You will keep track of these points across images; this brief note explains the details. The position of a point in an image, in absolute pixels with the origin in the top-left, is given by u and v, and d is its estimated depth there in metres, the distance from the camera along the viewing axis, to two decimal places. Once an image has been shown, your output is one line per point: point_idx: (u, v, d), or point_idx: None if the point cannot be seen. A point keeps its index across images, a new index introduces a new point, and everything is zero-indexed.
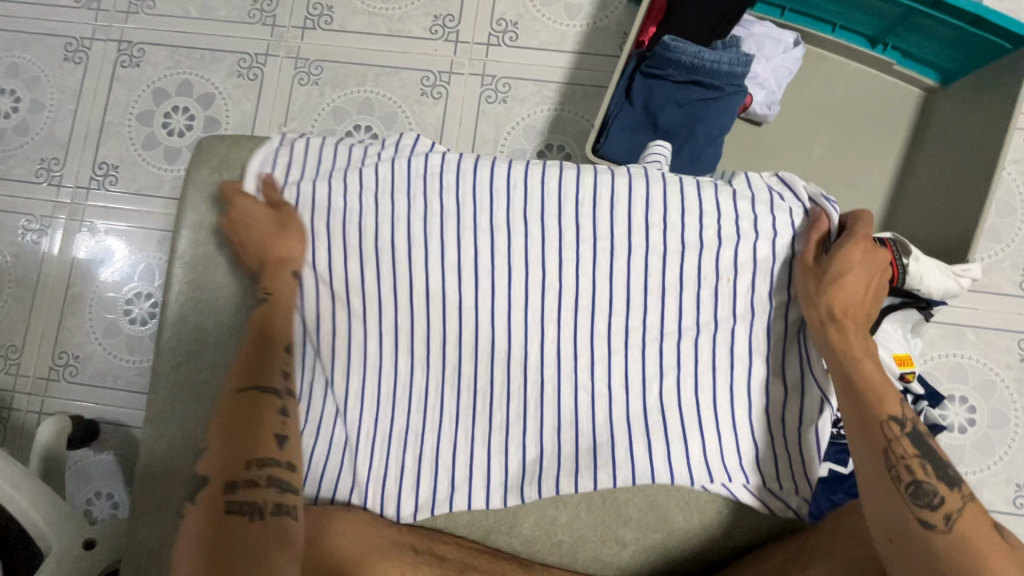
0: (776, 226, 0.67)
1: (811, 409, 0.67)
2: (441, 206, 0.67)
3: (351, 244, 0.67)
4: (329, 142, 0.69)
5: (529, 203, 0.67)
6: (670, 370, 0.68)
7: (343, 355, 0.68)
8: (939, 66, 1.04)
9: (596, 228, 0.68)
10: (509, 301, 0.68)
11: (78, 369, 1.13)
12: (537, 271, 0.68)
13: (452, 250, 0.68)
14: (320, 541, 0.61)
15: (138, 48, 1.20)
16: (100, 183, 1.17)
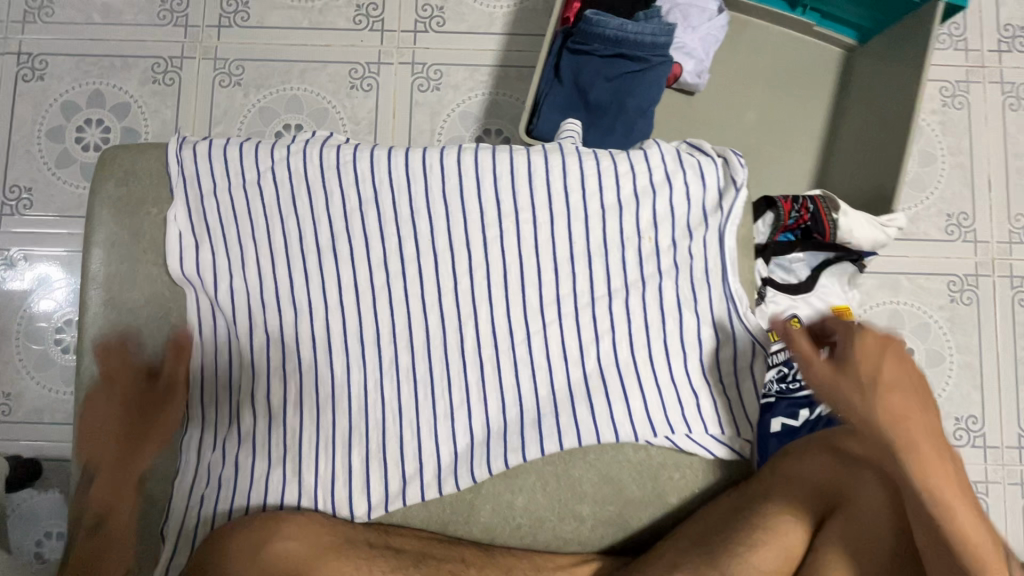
0: (688, 176, 0.62)
1: (743, 354, 0.63)
2: (356, 194, 0.63)
3: (271, 244, 0.63)
4: (236, 143, 0.64)
5: (447, 182, 0.63)
6: (605, 334, 0.64)
7: (275, 361, 0.64)
8: (856, 24, 1.07)
9: (516, 200, 0.63)
10: (439, 285, 0.64)
11: (11, 407, 1.06)
12: (463, 248, 0.63)
13: (375, 238, 0.63)
14: (266, 546, 0.58)
15: (39, 60, 1.12)
16: (13, 208, 1.10)
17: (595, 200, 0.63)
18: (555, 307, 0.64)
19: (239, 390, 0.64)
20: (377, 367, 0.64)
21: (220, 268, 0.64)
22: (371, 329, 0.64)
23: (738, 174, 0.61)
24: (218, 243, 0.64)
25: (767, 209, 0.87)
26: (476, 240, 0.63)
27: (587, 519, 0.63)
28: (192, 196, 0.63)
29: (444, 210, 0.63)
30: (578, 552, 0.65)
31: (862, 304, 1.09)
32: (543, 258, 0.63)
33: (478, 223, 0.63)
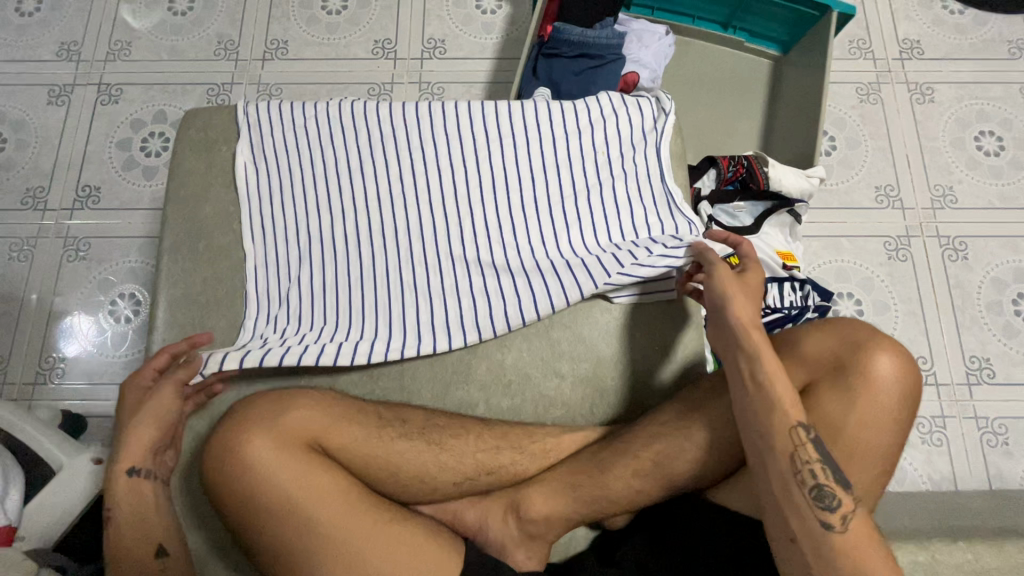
0: (632, 108, 0.82)
1: (683, 229, 0.79)
2: (379, 128, 0.82)
3: (311, 167, 0.81)
4: (282, 102, 0.84)
5: (444, 119, 0.82)
6: (573, 225, 0.79)
7: (311, 255, 0.79)
8: (777, 38, 1.32)
9: (498, 128, 0.81)
10: (442, 193, 0.80)
11: (66, 370, 1.20)
12: (461, 165, 0.81)
13: (392, 160, 0.81)
14: (286, 412, 0.68)
15: (116, 88, 1.38)
16: (83, 203, 1.30)
17: (560, 127, 0.81)
18: (534, 207, 0.80)
19: (279, 280, 0.78)
20: (393, 258, 0.78)
21: (270, 186, 0.81)
22: (388, 229, 0.79)
23: (666, 105, 0.82)
24: (269, 168, 0.81)
25: (709, 166, 1.09)
26: (470, 158, 0.81)
27: (566, 379, 0.77)
28: (252, 136, 0.82)
29: (445, 138, 0.81)
30: (560, 412, 0.77)
31: (810, 262, 1.26)
32: (523, 170, 0.80)
33: (472, 145, 0.81)
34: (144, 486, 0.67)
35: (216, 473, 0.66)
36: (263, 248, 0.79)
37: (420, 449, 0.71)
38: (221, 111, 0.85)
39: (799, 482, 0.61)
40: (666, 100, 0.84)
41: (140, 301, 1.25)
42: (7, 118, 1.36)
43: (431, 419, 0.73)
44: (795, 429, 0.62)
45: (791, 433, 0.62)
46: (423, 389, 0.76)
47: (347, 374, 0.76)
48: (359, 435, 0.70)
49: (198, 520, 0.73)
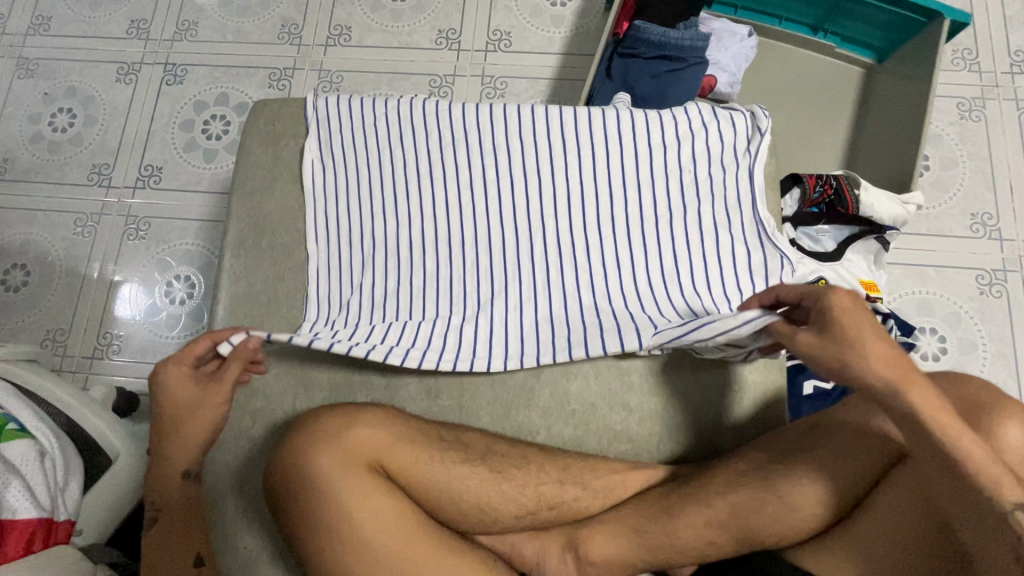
0: (724, 124, 0.76)
1: (772, 262, 0.72)
2: (451, 130, 0.78)
3: (380, 167, 0.78)
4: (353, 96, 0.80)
5: (521, 125, 0.77)
6: (652, 249, 0.74)
7: (377, 263, 0.77)
8: (873, 45, 1.21)
9: (578, 139, 0.77)
10: (515, 204, 0.76)
11: (121, 347, 1.22)
12: (536, 175, 0.76)
13: (463, 166, 0.77)
14: (347, 432, 0.65)
15: (181, 69, 1.38)
16: (145, 183, 1.32)
17: (644, 142, 0.76)
18: (613, 225, 0.75)
19: (342, 284, 0.76)
20: (460, 270, 0.75)
21: (337, 186, 0.78)
22: (456, 238, 0.76)
23: (762, 122, 0.75)
24: (337, 167, 0.79)
25: (794, 184, 1.00)
26: (546, 170, 0.76)
27: (634, 411, 0.72)
28: (322, 134, 0.80)
29: (520, 145, 0.77)
30: (625, 445, 0.73)
31: (891, 292, 1.17)
32: (601, 185, 0.76)
33: (547, 154, 0.76)
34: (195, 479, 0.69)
35: (283, 489, 0.65)
36: (328, 250, 0.77)
37: (480, 479, 0.67)
38: (293, 105, 0.83)
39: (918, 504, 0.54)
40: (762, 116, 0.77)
41: (195, 284, 1.26)
42: (78, 93, 1.39)
43: (492, 440, 0.69)
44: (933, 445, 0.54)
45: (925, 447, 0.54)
46: (483, 410, 0.73)
47: (405, 388, 0.73)
48: (421, 458, 0.67)
49: (253, 526, 0.71)
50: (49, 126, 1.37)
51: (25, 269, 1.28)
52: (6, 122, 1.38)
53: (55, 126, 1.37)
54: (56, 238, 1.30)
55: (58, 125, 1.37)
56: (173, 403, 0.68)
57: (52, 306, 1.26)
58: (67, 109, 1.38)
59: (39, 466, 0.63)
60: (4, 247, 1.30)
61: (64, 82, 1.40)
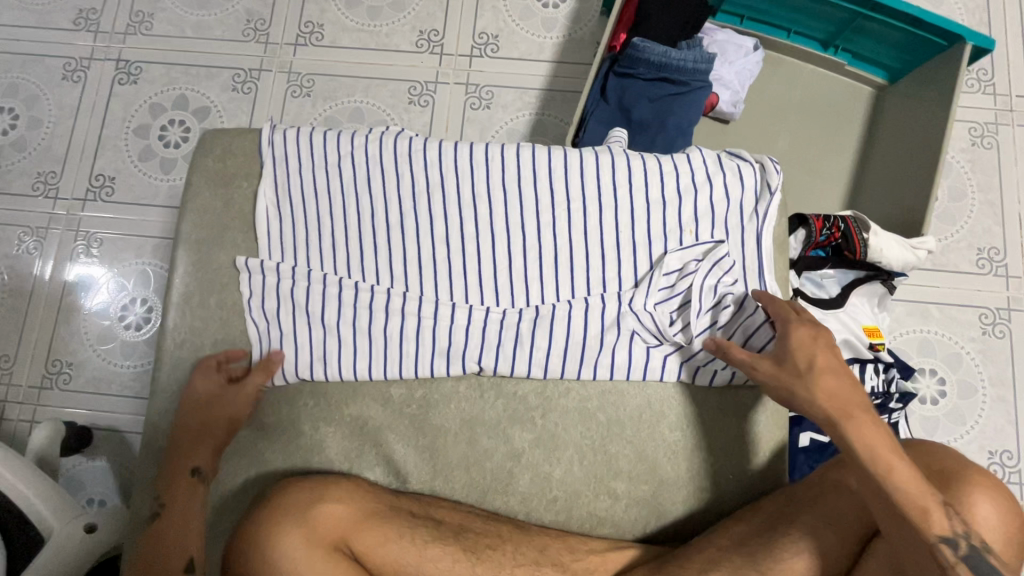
0: (729, 179, 0.69)
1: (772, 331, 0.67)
2: (425, 175, 0.69)
3: (344, 215, 0.70)
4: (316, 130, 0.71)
5: (506, 172, 0.69)
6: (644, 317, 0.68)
7: (339, 323, 0.68)
8: (886, 65, 1.13)
9: (568, 190, 0.69)
10: (496, 262, 0.69)
11: (72, 376, 1.13)
12: (520, 229, 0.69)
13: (439, 216, 0.69)
14: (318, 506, 0.61)
15: (136, 66, 1.26)
16: (96, 194, 1.21)
17: (642, 195, 0.69)
18: (604, 288, 0.69)
19: (299, 346, 0.68)
20: (434, 335, 0.68)
21: (297, 235, 0.70)
22: (430, 299, 0.69)
23: (773, 181, 0.69)
24: (296, 215, 0.70)
25: (798, 225, 0.92)
26: (533, 224, 0.69)
27: (621, 497, 0.67)
28: (279, 175, 0.71)
29: (504, 195, 0.69)
30: (610, 530, 0.67)
31: (892, 330, 1.11)
32: (592, 242, 0.69)
33: (534, 206, 0.69)
34: (198, 489, 0.64)
35: (240, 565, 0.60)
36: (283, 308, 0.68)
37: (453, 561, 0.62)
38: (245, 138, 0.73)
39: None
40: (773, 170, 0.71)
41: (153, 308, 1.16)
42: (20, 92, 1.26)
43: (466, 530, 0.63)
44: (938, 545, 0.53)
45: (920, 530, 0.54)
46: (456, 494, 0.67)
47: (372, 469, 0.67)
48: (391, 537, 0.62)
49: None
50: None
51: None
52: None
53: None
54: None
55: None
56: (191, 402, 0.66)
57: None
58: (8, 109, 1.25)
59: None
60: None
61: (4, 78, 1.26)
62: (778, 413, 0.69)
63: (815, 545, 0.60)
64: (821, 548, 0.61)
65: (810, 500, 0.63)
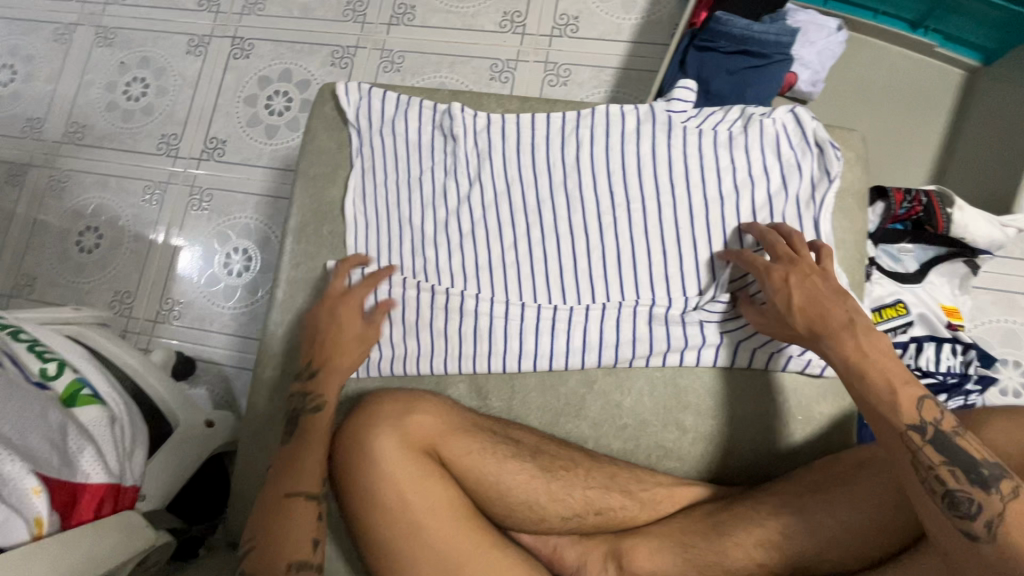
0: (794, 148, 0.72)
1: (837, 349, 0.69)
2: (492, 184, 0.76)
3: (422, 224, 0.78)
4: (403, 99, 0.79)
5: (577, 142, 0.75)
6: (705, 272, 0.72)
7: (417, 309, 0.75)
8: (980, 46, 1.10)
9: (638, 156, 0.74)
10: (561, 259, 0.74)
11: (182, 313, 1.28)
12: (582, 230, 0.74)
13: (508, 220, 0.76)
14: (409, 417, 0.65)
15: (249, 43, 1.40)
16: (210, 155, 1.35)
17: (699, 193, 0.73)
18: (665, 286, 0.72)
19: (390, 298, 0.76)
20: (504, 325, 0.73)
21: (390, 189, 0.79)
22: (499, 297, 0.74)
23: (832, 167, 0.70)
24: (387, 171, 0.79)
25: (877, 199, 0.91)
26: (594, 225, 0.74)
27: (689, 430, 0.70)
28: (365, 184, 0.79)
29: (566, 199, 0.75)
30: (675, 462, 0.71)
31: (973, 318, 1.07)
32: (661, 202, 0.73)
33: (606, 170, 0.74)
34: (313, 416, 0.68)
35: (338, 463, 0.66)
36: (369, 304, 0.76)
37: (530, 477, 0.66)
38: (337, 94, 0.81)
39: (929, 491, 0.53)
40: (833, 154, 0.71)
41: (252, 257, 1.29)
42: (151, 65, 1.43)
43: (541, 445, 0.68)
44: (907, 431, 0.55)
45: (901, 437, 0.55)
46: (531, 415, 0.72)
47: (456, 386, 0.74)
48: (473, 450, 0.66)
49: None
50: (124, 95, 1.42)
51: (97, 231, 1.35)
52: (85, 89, 1.44)
53: (129, 95, 1.42)
54: (126, 204, 1.36)
55: (133, 94, 1.42)
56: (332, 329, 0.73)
57: (121, 269, 1.32)
58: (140, 79, 1.42)
59: (110, 432, 0.66)
60: (80, 209, 1.37)
61: (139, 52, 1.44)
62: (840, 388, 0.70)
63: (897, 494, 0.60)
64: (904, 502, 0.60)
65: None
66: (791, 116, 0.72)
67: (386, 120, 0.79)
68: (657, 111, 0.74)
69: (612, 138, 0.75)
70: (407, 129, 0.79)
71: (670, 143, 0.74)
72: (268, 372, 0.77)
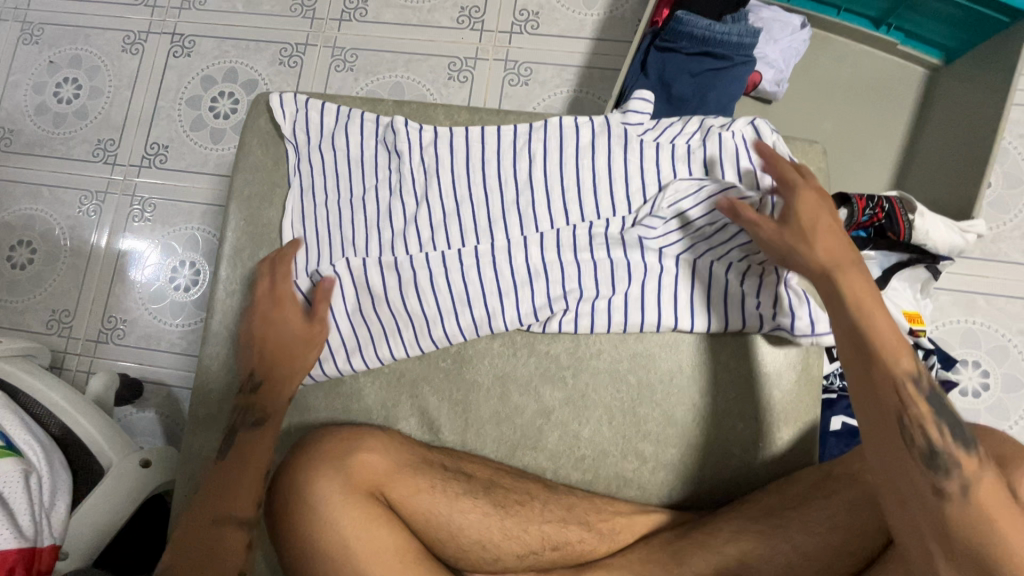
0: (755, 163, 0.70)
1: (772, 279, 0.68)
2: (441, 204, 0.72)
3: (366, 246, 0.72)
4: (344, 114, 0.75)
5: (530, 159, 0.72)
6: (667, 295, 0.68)
7: (365, 336, 0.71)
8: (942, 44, 1.08)
9: (593, 173, 0.70)
10: (515, 280, 0.70)
11: (126, 332, 1.20)
12: (536, 250, 0.70)
13: (458, 241, 0.71)
14: (353, 456, 0.62)
15: (189, 40, 1.31)
16: (151, 161, 1.27)
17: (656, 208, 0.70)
18: (623, 309, 0.68)
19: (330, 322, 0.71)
20: None
21: (331, 209, 0.73)
22: (451, 325, 0.70)
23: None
24: (328, 190, 0.74)
25: (840, 205, 0.88)
26: (549, 244, 0.70)
27: (649, 459, 0.68)
28: (305, 204, 0.74)
29: (519, 217, 0.71)
30: (635, 490, 0.69)
31: (934, 319, 1.08)
32: (620, 220, 0.70)
33: (560, 187, 0.71)
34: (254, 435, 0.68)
35: (277, 506, 0.62)
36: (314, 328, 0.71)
37: (483, 514, 0.63)
38: (274, 107, 0.75)
39: (907, 444, 0.55)
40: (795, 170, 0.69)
41: (201, 270, 1.22)
42: (83, 64, 1.33)
43: (495, 481, 0.65)
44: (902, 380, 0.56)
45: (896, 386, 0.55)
46: (486, 448, 0.69)
47: (407, 418, 0.70)
48: (422, 489, 0.63)
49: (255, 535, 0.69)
50: (54, 97, 1.32)
51: (30, 245, 1.26)
52: (10, 91, 1.33)
53: (60, 97, 1.32)
54: (61, 216, 1.26)
55: (64, 96, 1.32)
56: (270, 334, 0.70)
57: (57, 285, 1.24)
58: (72, 79, 1.32)
59: (23, 486, 0.60)
60: (10, 221, 1.28)
61: (69, 50, 1.34)
62: (803, 410, 0.68)
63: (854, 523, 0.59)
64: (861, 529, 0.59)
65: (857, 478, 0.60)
66: (753, 129, 0.70)
67: (325, 135, 0.74)
68: (612, 124, 0.71)
69: (566, 153, 0.71)
70: (350, 145, 0.74)
71: (626, 158, 0.70)
72: (206, 409, 0.72)
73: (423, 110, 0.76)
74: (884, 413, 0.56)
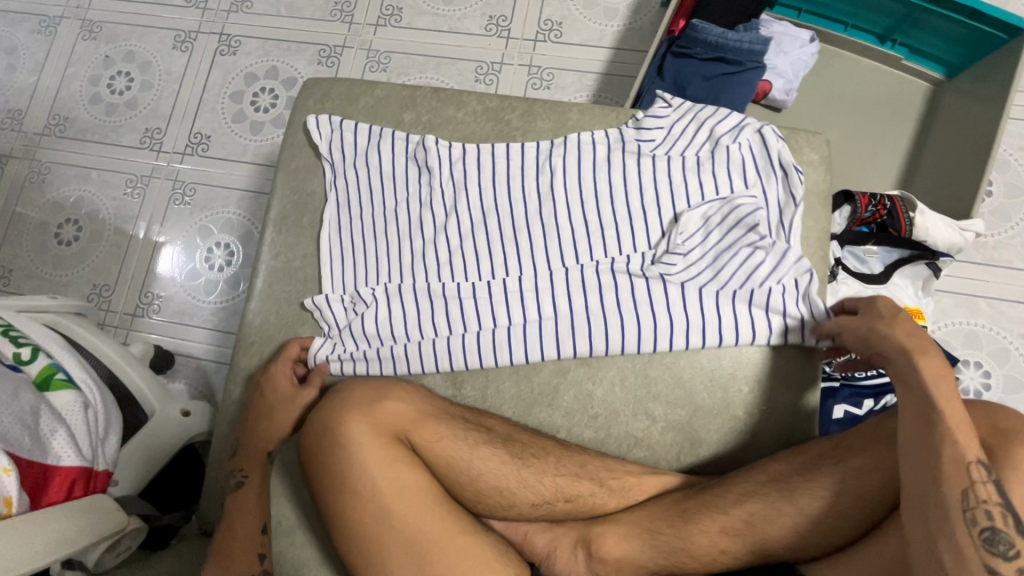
0: (759, 175, 0.76)
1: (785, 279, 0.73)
2: (470, 215, 0.78)
3: (400, 254, 0.79)
4: (375, 130, 0.82)
5: (549, 172, 0.78)
6: (689, 313, 0.72)
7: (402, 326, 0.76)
8: (945, 60, 1.14)
9: (609, 186, 0.77)
10: (541, 282, 0.75)
11: (161, 307, 1.27)
12: (558, 254, 0.76)
13: (485, 250, 0.77)
14: (381, 403, 0.67)
15: (235, 40, 1.41)
16: (193, 149, 1.35)
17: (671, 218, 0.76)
18: (637, 326, 0.72)
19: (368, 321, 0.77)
20: (491, 355, 0.74)
21: (369, 216, 0.80)
22: (482, 324, 0.75)
23: (796, 190, 0.75)
24: (365, 201, 0.81)
25: (844, 202, 0.96)
26: (570, 252, 0.76)
27: (657, 419, 0.73)
28: (343, 215, 0.81)
29: (542, 227, 0.77)
30: (643, 450, 0.73)
31: (936, 320, 1.11)
32: (637, 231, 0.76)
33: (580, 199, 0.77)
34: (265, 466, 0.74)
35: (310, 447, 0.67)
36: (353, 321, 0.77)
37: (501, 462, 0.68)
38: (322, 107, 0.84)
39: (970, 521, 0.52)
40: (797, 176, 0.76)
41: (235, 252, 1.29)
42: (136, 58, 1.43)
43: (513, 435, 0.69)
44: (971, 464, 0.54)
45: (963, 466, 0.54)
46: (505, 407, 0.74)
47: (433, 375, 0.76)
48: (445, 436, 0.68)
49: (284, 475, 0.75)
50: (108, 88, 1.42)
51: (76, 224, 1.34)
52: (67, 82, 1.43)
53: (113, 89, 1.42)
54: (107, 196, 1.35)
55: (117, 87, 1.42)
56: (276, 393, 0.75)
57: (99, 261, 1.31)
58: (125, 72, 1.42)
59: (83, 415, 0.67)
60: (59, 201, 1.36)
61: (123, 46, 1.44)
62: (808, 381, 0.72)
63: (853, 483, 0.62)
64: (862, 489, 0.61)
65: (860, 442, 0.63)
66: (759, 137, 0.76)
67: (359, 154, 0.82)
68: (626, 139, 0.78)
69: (584, 169, 0.78)
70: (383, 160, 0.81)
71: (640, 171, 0.77)
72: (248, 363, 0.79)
73: (448, 121, 0.83)
74: (933, 479, 0.54)
